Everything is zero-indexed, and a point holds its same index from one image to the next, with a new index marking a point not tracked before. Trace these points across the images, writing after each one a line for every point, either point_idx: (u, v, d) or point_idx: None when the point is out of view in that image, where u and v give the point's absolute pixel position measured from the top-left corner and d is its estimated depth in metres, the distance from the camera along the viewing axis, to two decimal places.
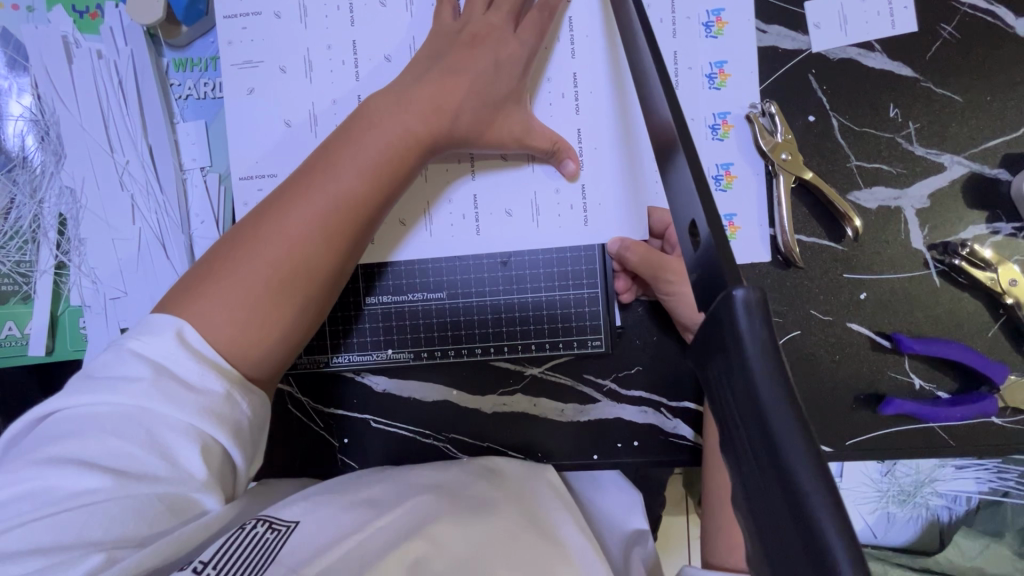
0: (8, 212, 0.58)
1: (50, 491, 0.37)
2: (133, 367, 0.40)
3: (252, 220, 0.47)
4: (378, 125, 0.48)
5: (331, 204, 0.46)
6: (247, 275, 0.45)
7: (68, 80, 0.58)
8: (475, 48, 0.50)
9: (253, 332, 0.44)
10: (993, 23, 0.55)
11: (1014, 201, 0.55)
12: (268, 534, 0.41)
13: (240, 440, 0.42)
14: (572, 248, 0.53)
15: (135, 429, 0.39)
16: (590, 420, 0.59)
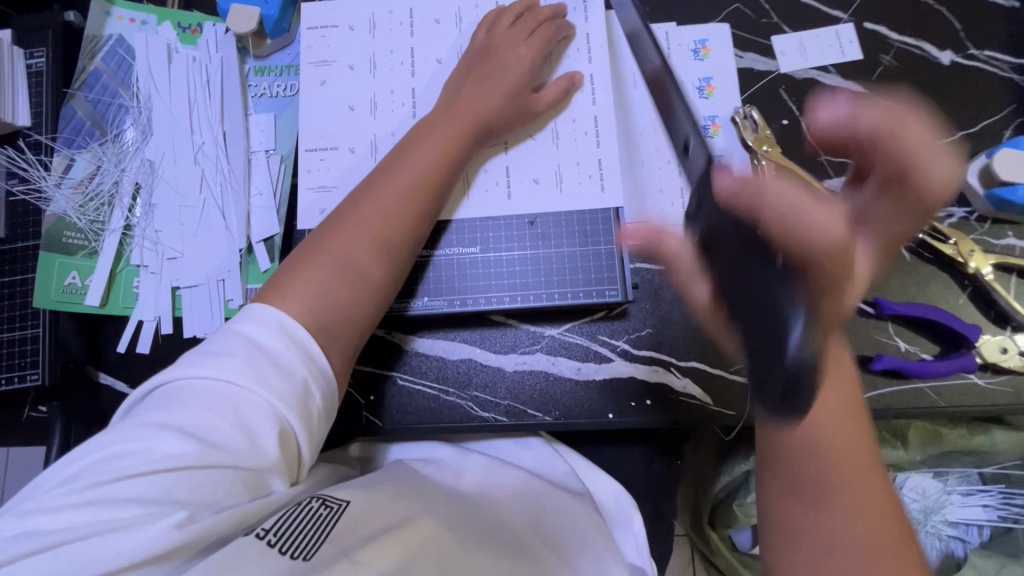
0: (92, 177, 0.66)
1: (147, 452, 0.42)
2: (234, 348, 0.46)
3: (337, 218, 0.56)
4: (437, 128, 0.59)
5: (406, 191, 0.56)
6: (341, 258, 0.53)
7: (166, 76, 0.69)
8: (496, 56, 0.62)
9: (346, 306, 0.53)
10: (921, 54, 0.68)
11: (961, 190, 0.65)
12: (322, 510, 0.48)
13: (308, 426, 0.47)
14: (590, 209, 0.63)
15: (226, 406, 0.44)
16: (605, 378, 0.63)
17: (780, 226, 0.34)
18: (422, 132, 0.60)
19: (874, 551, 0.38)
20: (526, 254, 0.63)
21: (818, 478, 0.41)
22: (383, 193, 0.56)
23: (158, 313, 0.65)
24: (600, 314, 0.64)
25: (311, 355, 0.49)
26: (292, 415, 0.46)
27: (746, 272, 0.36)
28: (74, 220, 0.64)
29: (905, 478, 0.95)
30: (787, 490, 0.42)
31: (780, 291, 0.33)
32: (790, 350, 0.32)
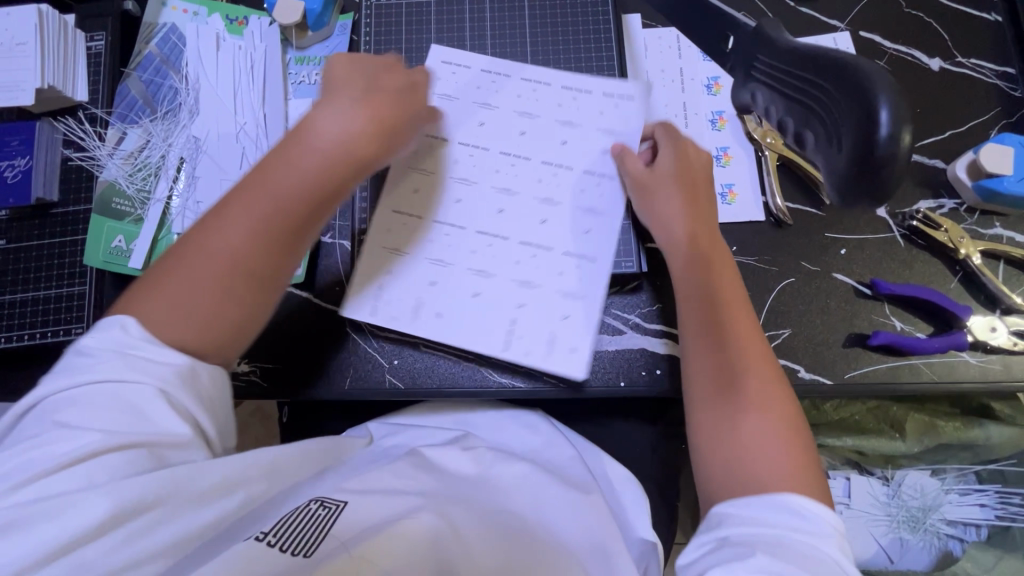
0: (141, 150, 0.70)
1: (49, 453, 0.42)
2: (106, 349, 0.47)
3: (194, 235, 0.52)
4: (298, 141, 0.55)
5: (267, 210, 0.52)
6: (184, 276, 0.50)
7: (213, 62, 0.74)
8: (422, 92, 0.63)
9: (200, 311, 0.50)
10: (913, 61, 0.74)
11: (952, 183, 0.70)
12: (320, 510, 0.49)
13: (204, 407, 0.48)
14: (609, 188, 0.68)
15: (119, 399, 0.45)
16: (618, 348, 0.67)
17: (841, 76, 0.33)
18: (298, 130, 0.56)
19: (768, 443, 0.52)
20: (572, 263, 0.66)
21: (734, 391, 0.54)
22: (264, 192, 0.53)
23: None
24: (614, 289, 0.68)
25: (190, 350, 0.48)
26: (182, 394, 0.47)
27: (819, 122, 0.35)
28: (123, 186, 0.69)
29: (903, 476, 0.98)
30: (702, 349, 0.57)
31: (853, 109, 0.33)
32: (875, 129, 0.31)
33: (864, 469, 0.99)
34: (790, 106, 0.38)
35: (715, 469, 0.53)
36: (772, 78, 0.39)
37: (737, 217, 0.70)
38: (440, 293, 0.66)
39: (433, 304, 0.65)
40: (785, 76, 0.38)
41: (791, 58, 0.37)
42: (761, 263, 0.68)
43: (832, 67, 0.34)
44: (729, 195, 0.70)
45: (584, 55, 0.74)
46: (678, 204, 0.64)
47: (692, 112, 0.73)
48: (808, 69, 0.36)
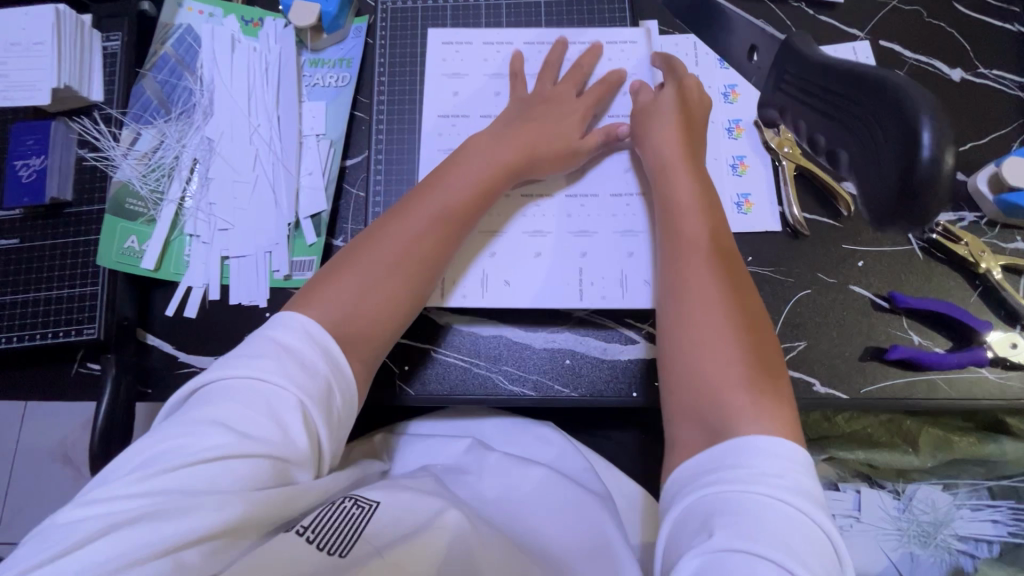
0: (155, 150, 0.70)
1: (191, 445, 0.43)
2: (268, 352, 0.49)
3: (375, 230, 0.60)
4: (475, 156, 0.65)
5: (439, 210, 0.62)
6: (383, 262, 0.58)
7: (228, 64, 0.74)
8: (555, 109, 0.70)
9: (360, 316, 0.55)
10: (934, 72, 0.73)
11: (972, 196, 0.69)
12: (355, 509, 0.51)
13: (328, 425, 0.49)
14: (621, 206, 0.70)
15: (260, 403, 0.46)
16: (631, 359, 0.66)
17: (878, 89, 0.34)
18: (445, 170, 0.65)
19: (748, 398, 0.47)
20: (617, 234, 0.69)
21: (710, 344, 0.51)
22: (414, 218, 0.61)
23: (207, 280, 0.69)
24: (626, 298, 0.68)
25: (336, 357, 0.51)
26: (316, 412, 0.48)
27: (856, 141, 0.35)
28: (136, 187, 0.69)
29: (914, 489, 0.97)
30: (681, 307, 0.55)
31: (893, 122, 0.33)
32: (919, 144, 0.31)
33: (875, 483, 0.98)
34: (825, 123, 0.38)
35: (692, 428, 0.49)
36: (807, 94, 0.40)
37: (752, 226, 0.69)
38: (492, 261, 0.69)
39: (497, 273, 0.68)
40: (822, 89, 0.38)
41: (831, 74, 0.37)
42: (776, 274, 0.68)
43: (872, 81, 0.34)
44: (745, 205, 0.69)
45: (599, 13, 0.76)
46: (682, 179, 0.62)
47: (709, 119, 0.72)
48: (843, 84, 0.36)
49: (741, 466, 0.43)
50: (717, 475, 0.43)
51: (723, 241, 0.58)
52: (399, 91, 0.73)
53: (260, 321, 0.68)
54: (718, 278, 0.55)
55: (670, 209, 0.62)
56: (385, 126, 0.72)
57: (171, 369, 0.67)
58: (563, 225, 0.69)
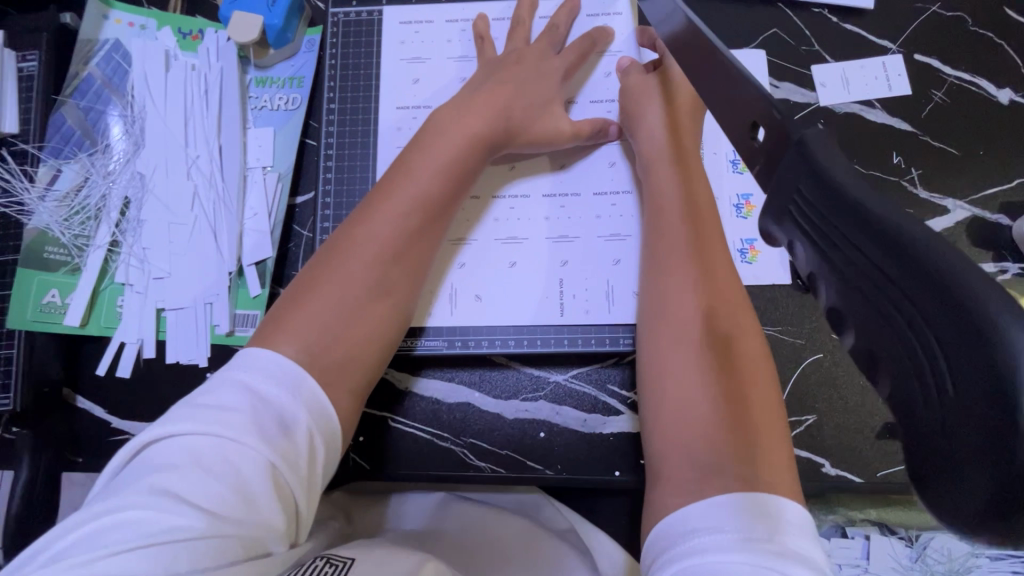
0: (79, 189, 0.63)
1: (132, 528, 0.32)
2: (235, 401, 0.37)
3: (338, 239, 0.47)
4: (449, 131, 0.52)
5: (411, 206, 0.48)
6: (348, 279, 0.45)
7: (162, 85, 0.65)
8: (526, 66, 0.58)
9: (342, 351, 0.43)
10: (977, 92, 0.62)
11: (1016, 243, 0.59)
12: (327, 568, 0.39)
13: (311, 488, 0.38)
14: (608, 239, 0.57)
15: (223, 469, 0.34)
16: (613, 433, 0.58)
17: (957, 307, 0.19)
18: (408, 154, 0.52)
19: (722, 439, 0.39)
20: (608, 270, 0.57)
21: (681, 371, 0.43)
22: (383, 217, 0.47)
23: (141, 336, 0.62)
24: (611, 361, 0.59)
25: (318, 402, 0.40)
26: (294, 476, 0.36)
27: (889, 353, 0.21)
28: (57, 234, 0.62)
29: (929, 538, 0.86)
30: (660, 331, 0.46)
31: (972, 377, 0.18)
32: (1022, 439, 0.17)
33: (886, 528, 0.87)
34: (852, 302, 0.23)
35: (668, 474, 0.40)
36: (819, 238, 0.24)
37: (757, 278, 0.60)
38: (460, 272, 0.58)
39: (466, 286, 0.58)
40: (848, 250, 0.23)
41: (869, 234, 0.22)
42: (783, 334, 0.59)
43: (948, 284, 0.19)
44: (750, 251, 0.60)
45: None
46: (667, 171, 0.52)
47: (711, 149, 0.62)
48: (892, 263, 0.21)
49: (721, 533, 0.34)
50: (696, 543, 0.35)
51: (710, 236, 0.48)
52: (352, 119, 0.63)
53: (200, 383, 0.61)
54: (694, 291, 0.45)
55: (649, 204, 0.52)
56: (334, 161, 0.62)
57: (102, 435, 0.61)
58: (538, 250, 0.58)
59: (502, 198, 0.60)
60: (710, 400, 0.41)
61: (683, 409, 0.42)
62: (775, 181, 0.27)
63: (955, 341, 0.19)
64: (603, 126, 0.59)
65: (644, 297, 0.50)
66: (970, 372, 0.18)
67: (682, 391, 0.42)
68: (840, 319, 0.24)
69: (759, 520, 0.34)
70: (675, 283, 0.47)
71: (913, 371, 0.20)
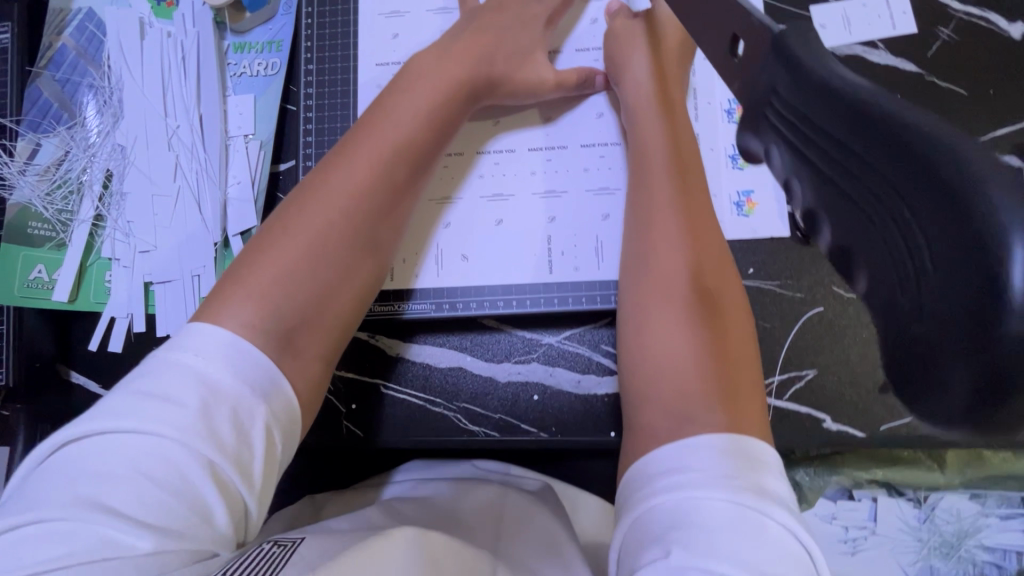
0: (61, 163, 0.62)
1: (70, 539, 0.32)
2: (184, 393, 0.37)
3: (309, 188, 0.47)
4: (425, 77, 0.51)
5: (387, 154, 0.48)
6: (318, 226, 0.45)
7: (137, 54, 0.64)
8: (508, 13, 0.56)
9: (304, 306, 0.44)
10: (987, 28, 0.59)
11: None
12: (275, 549, 0.37)
13: (261, 490, 0.39)
14: (595, 194, 0.56)
15: (172, 472, 0.35)
16: (608, 394, 0.57)
17: (935, 173, 0.18)
18: (379, 105, 0.51)
19: (704, 386, 0.38)
20: (595, 226, 0.56)
21: (665, 319, 0.42)
22: (346, 170, 0.47)
23: (130, 310, 0.61)
24: (605, 321, 0.57)
25: (277, 389, 0.41)
26: (244, 476, 0.37)
27: (869, 244, 0.21)
28: (40, 209, 0.61)
29: (938, 499, 0.86)
30: (647, 278, 0.44)
31: (952, 246, 0.17)
32: (1007, 305, 0.16)
33: (894, 490, 0.85)
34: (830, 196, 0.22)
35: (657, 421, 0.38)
36: (793, 133, 0.23)
37: (754, 232, 0.58)
38: (446, 232, 0.57)
39: (453, 246, 0.57)
40: (822, 141, 0.22)
41: (847, 119, 0.20)
42: (783, 289, 0.57)
43: (924, 153, 0.18)
44: (746, 204, 0.58)
45: None
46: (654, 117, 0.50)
47: (705, 98, 0.60)
48: (869, 144, 0.20)
49: (703, 471, 0.33)
50: (677, 480, 0.34)
51: (694, 185, 0.47)
52: (330, 81, 0.61)
53: None
54: (680, 239, 0.44)
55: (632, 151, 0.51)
56: (314, 126, 0.61)
57: None
58: (525, 209, 0.56)
59: (488, 155, 0.58)
60: (699, 347, 0.40)
61: (673, 357, 0.40)
62: (751, 81, 0.26)
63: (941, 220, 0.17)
64: (590, 76, 0.57)
65: (629, 249, 0.48)
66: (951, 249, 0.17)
67: (672, 338, 0.41)
68: (814, 219, 0.24)
69: (748, 461, 0.34)
70: (665, 228, 0.45)
71: (896, 256, 0.19)
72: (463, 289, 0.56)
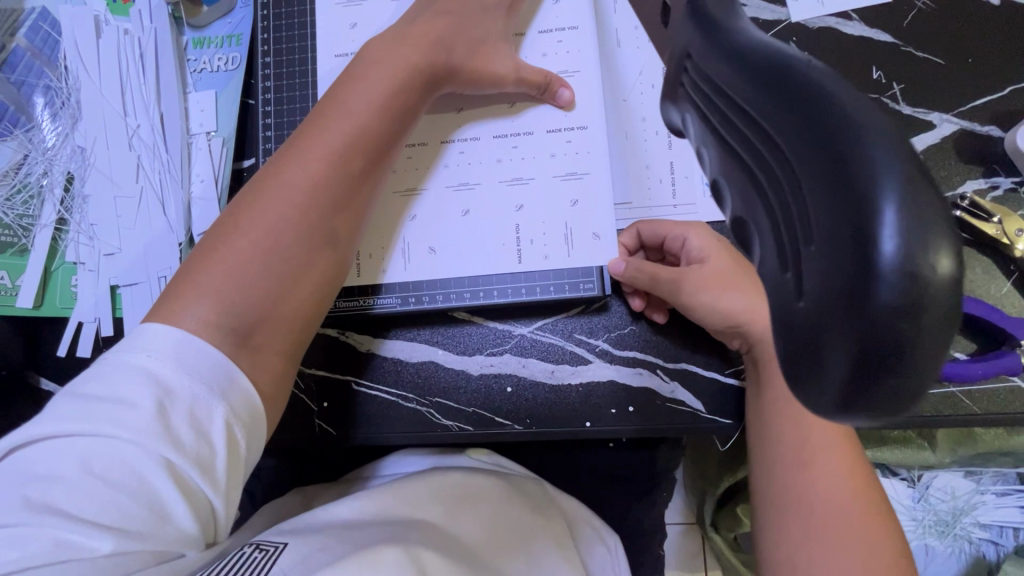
0: (20, 167, 0.61)
1: (31, 541, 0.34)
2: (135, 395, 0.36)
3: (257, 184, 0.46)
4: (382, 62, 0.49)
5: (335, 147, 0.47)
6: (264, 222, 0.44)
7: (94, 53, 0.62)
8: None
9: (260, 304, 0.43)
10: None
11: (1010, 156, 0.54)
12: (257, 554, 0.40)
13: (227, 488, 0.39)
14: (563, 180, 0.55)
15: (129, 476, 0.35)
16: (582, 383, 0.56)
17: (817, 122, 0.14)
18: (333, 96, 0.49)
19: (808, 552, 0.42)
20: (563, 213, 0.54)
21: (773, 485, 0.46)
22: (298, 164, 0.46)
23: (98, 314, 0.61)
24: (577, 310, 0.56)
25: (236, 386, 0.40)
26: (203, 477, 0.37)
27: (760, 217, 0.17)
28: (0, 215, 0.60)
29: (932, 477, 0.86)
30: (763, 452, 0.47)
31: (824, 205, 0.14)
32: (877, 275, 0.13)
33: (888, 471, 0.87)
34: (728, 164, 0.19)
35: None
36: (698, 99, 0.21)
37: None
38: (412, 224, 0.56)
39: (420, 238, 0.55)
40: (723, 103, 0.19)
41: (743, 74, 0.18)
42: None
43: (811, 102, 0.15)
44: None
45: None
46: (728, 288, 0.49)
47: None
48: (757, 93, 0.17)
49: None
50: None
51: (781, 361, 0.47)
52: (289, 73, 0.60)
53: None
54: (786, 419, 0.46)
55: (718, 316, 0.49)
56: (274, 120, 0.59)
57: None
58: (492, 197, 0.55)
59: (453, 144, 0.57)
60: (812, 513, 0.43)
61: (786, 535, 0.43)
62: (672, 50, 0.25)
63: (818, 182, 0.14)
64: (550, 80, 0.55)
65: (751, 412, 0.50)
66: (832, 216, 0.14)
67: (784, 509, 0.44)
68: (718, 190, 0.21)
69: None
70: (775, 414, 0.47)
71: (781, 223, 0.16)
72: (432, 280, 0.55)
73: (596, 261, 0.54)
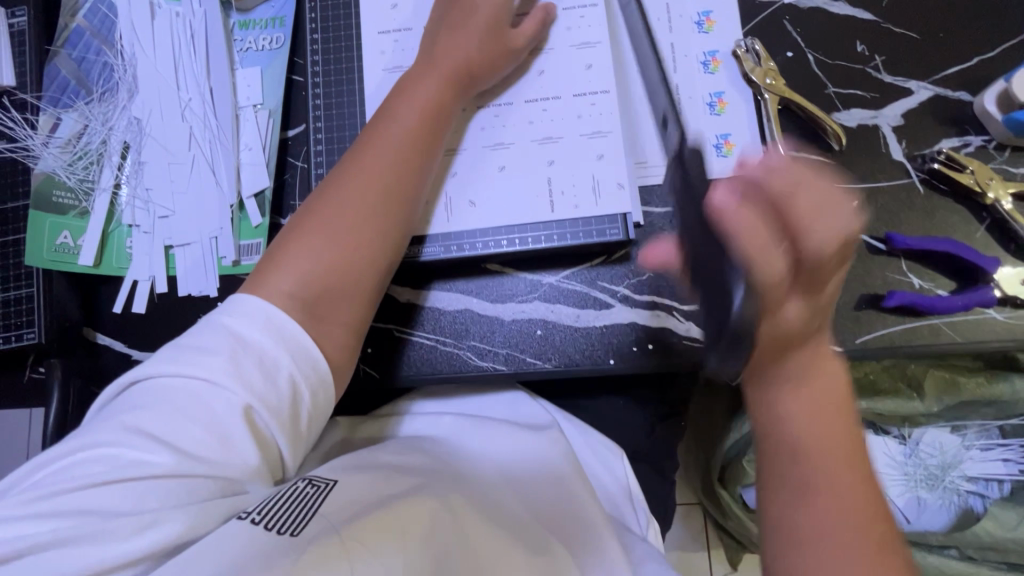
0: (80, 136, 0.66)
1: (121, 460, 0.39)
2: (219, 344, 0.43)
3: (331, 177, 0.53)
4: (427, 71, 0.58)
5: (396, 139, 0.54)
6: (339, 206, 0.51)
7: (150, 32, 0.67)
8: None
9: (336, 275, 0.49)
10: None
11: (979, 118, 0.62)
12: (308, 489, 0.44)
13: (289, 436, 0.44)
14: (587, 140, 0.61)
15: (209, 410, 0.41)
16: (605, 325, 0.61)
17: None
18: (389, 104, 0.57)
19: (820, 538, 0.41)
20: (587, 169, 0.60)
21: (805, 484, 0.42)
22: (365, 156, 0.53)
23: (152, 273, 0.65)
24: (601, 259, 0.62)
25: (304, 347, 0.45)
26: (271, 419, 0.42)
27: None
28: (63, 178, 0.65)
29: (921, 434, 0.93)
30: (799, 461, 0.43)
31: None
32: None
33: (880, 429, 0.94)
34: None
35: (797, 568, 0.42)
36: None
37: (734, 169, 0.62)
38: (453, 181, 0.61)
39: (460, 193, 0.61)
40: None
41: None
42: None
43: None
44: (724, 146, 0.62)
45: None
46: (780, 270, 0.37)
47: (681, 53, 0.64)
48: None
49: None
50: None
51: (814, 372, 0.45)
52: (334, 51, 0.66)
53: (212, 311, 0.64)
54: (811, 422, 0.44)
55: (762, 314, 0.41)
56: (322, 90, 0.65)
57: (125, 368, 0.64)
58: (522, 156, 0.61)
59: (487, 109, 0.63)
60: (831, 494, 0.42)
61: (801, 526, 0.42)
62: None
63: None
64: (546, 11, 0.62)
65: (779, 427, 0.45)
66: None
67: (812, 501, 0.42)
68: None
69: None
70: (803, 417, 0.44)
71: None
72: (472, 229, 0.61)
73: (619, 209, 0.60)
